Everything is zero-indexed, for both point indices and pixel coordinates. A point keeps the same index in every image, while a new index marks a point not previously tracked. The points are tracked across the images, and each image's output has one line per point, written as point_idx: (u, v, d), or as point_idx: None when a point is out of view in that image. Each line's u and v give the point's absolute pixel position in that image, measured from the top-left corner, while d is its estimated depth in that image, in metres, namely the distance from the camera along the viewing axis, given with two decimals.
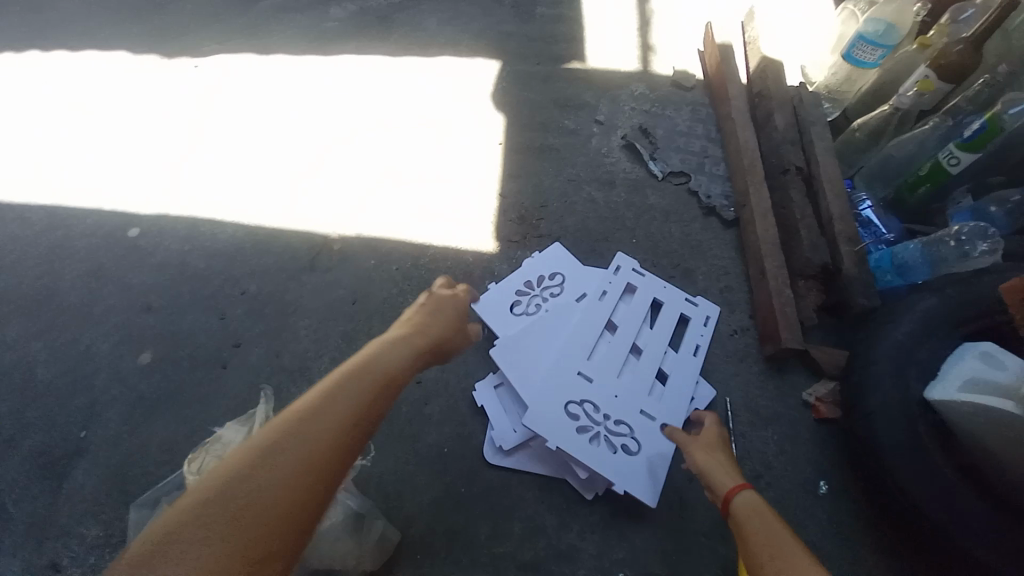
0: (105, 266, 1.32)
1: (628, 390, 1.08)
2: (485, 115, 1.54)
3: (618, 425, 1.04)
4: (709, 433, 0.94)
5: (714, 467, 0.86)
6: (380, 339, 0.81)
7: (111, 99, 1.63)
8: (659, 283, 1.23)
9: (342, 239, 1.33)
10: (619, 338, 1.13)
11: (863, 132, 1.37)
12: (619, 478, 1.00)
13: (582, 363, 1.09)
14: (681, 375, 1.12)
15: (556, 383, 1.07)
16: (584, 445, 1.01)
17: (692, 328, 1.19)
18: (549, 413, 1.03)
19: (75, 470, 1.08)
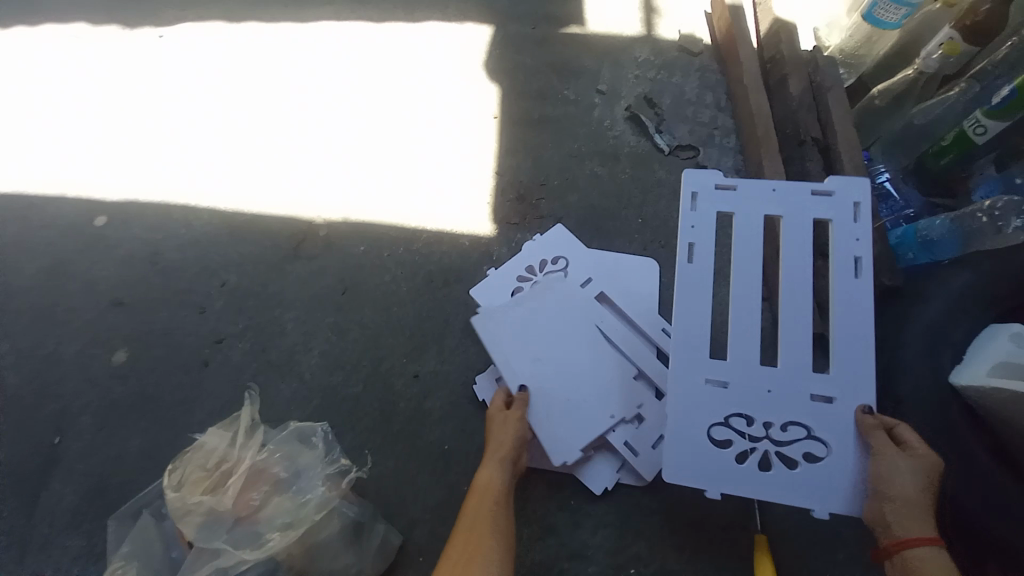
0: (72, 260, 1.22)
1: (782, 379, 0.84)
2: (478, 85, 1.43)
3: (784, 432, 0.83)
4: (922, 454, 0.77)
5: (904, 499, 0.74)
6: (485, 482, 0.85)
7: (68, 74, 1.49)
8: (765, 187, 0.88)
9: (328, 223, 1.24)
10: (740, 299, 0.86)
11: (883, 99, 1.28)
12: (817, 499, 0.80)
13: (709, 366, 0.85)
14: (845, 315, 0.84)
15: (683, 404, 0.85)
16: (754, 474, 0.82)
17: (839, 229, 0.87)
18: (694, 444, 0.83)
19: (51, 480, 1.02)
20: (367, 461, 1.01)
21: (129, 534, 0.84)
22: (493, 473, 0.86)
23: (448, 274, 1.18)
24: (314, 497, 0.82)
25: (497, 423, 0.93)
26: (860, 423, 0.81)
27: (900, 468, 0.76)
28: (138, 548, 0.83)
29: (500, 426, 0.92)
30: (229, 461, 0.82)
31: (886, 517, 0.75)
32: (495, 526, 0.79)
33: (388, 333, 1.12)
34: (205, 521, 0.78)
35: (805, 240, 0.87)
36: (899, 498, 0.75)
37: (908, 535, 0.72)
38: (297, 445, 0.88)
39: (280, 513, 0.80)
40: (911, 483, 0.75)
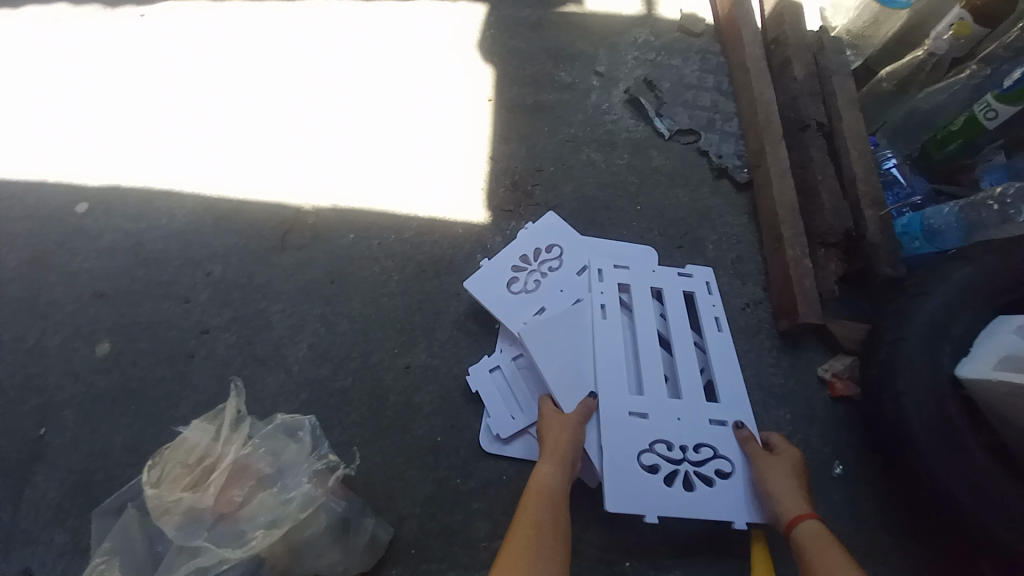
0: (53, 249, 1.18)
1: (688, 408, 0.94)
2: (473, 67, 1.38)
3: (700, 452, 0.91)
4: (785, 454, 0.88)
5: (776, 489, 0.84)
6: (545, 475, 0.83)
7: (48, 57, 1.44)
8: (644, 267, 1.08)
9: (316, 211, 1.20)
10: (646, 350, 0.98)
11: (891, 82, 1.23)
12: (733, 510, 0.88)
13: (628, 399, 0.94)
14: (721, 364, 0.98)
15: (611, 435, 0.90)
16: (680, 496, 0.88)
17: (702, 301, 1.05)
18: (626, 473, 0.88)
19: (34, 475, 1.00)
20: (356, 457, 0.98)
21: (112, 530, 0.83)
22: (549, 472, 0.84)
23: (439, 265, 1.15)
24: (297, 495, 0.80)
25: (561, 424, 0.89)
26: (737, 437, 0.92)
27: (771, 467, 0.86)
28: (119, 544, 0.81)
29: (564, 429, 0.89)
30: (211, 457, 0.81)
31: (773, 510, 0.83)
32: (556, 525, 0.78)
33: (378, 325, 1.09)
34: (183, 520, 0.76)
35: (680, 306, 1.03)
36: (775, 491, 0.84)
37: (790, 518, 0.80)
38: (283, 440, 0.86)
39: (262, 509, 0.78)
40: (780, 477, 0.85)
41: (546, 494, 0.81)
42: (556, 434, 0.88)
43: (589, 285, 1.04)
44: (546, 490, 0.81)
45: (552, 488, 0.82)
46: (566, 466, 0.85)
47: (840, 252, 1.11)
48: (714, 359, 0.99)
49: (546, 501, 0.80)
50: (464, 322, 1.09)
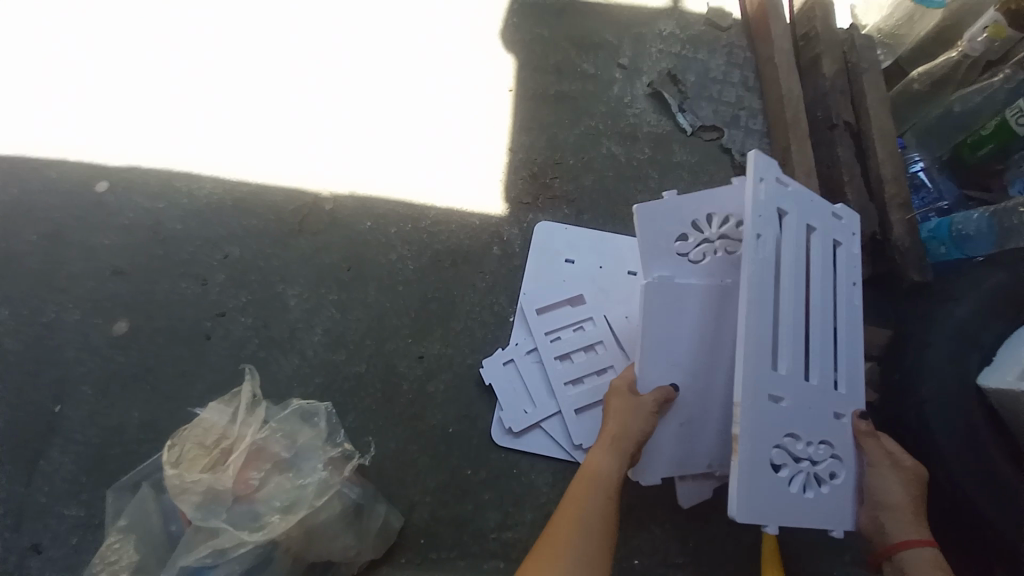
0: (72, 226, 1.19)
1: (818, 397, 0.82)
2: (494, 55, 1.36)
3: (819, 451, 0.81)
4: (911, 467, 0.84)
5: (896, 505, 0.82)
6: (606, 458, 0.80)
7: (68, 32, 1.43)
8: (808, 198, 0.85)
9: (334, 197, 1.20)
10: (795, 321, 0.80)
11: (923, 83, 1.20)
12: (835, 517, 0.82)
13: (771, 378, 0.75)
14: (847, 335, 0.87)
15: (752, 426, 0.73)
16: (798, 500, 0.78)
17: (846, 253, 0.89)
18: (763, 476, 0.74)
19: (51, 449, 1.01)
20: (369, 447, 0.99)
21: (129, 508, 0.84)
22: (605, 461, 0.80)
23: (456, 254, 1.14)
24: (313, 481, 0.80)
25: (637, 411, 0.82)
26: (855, 431, 0.85)
27: (892, 482, 0.83)
28: (135, 521, 0.82)
29: (636, 416, 0.82)
30: (229, 439, 0.81)
31: (883, 525, 0.82)
32: (609, 510, 0.77)
33: (393, 313, 1.09)
34: (203, 499, 0.76)
35: (826, 258, 0.86)
36: (892, 506, 0.82)
37: (903, 540, 0.81)
38: (299, 424, 0.86)
39: (279, 492, 0.79)
40: (902, 493, 0.82)
41: (602, 476, 0.79)
42: (629, 419, 0.82)
43: (751, 205, 0.76)
44: (602, 471, 0.79)
45: (610, 472, 0.79)
46: (631, 457, 0.81)
47: (861, 255, 1.10)
48: (843, 332, 0.86)
49: (601, 483, 0.78)
50: (479, 313, 1.09)
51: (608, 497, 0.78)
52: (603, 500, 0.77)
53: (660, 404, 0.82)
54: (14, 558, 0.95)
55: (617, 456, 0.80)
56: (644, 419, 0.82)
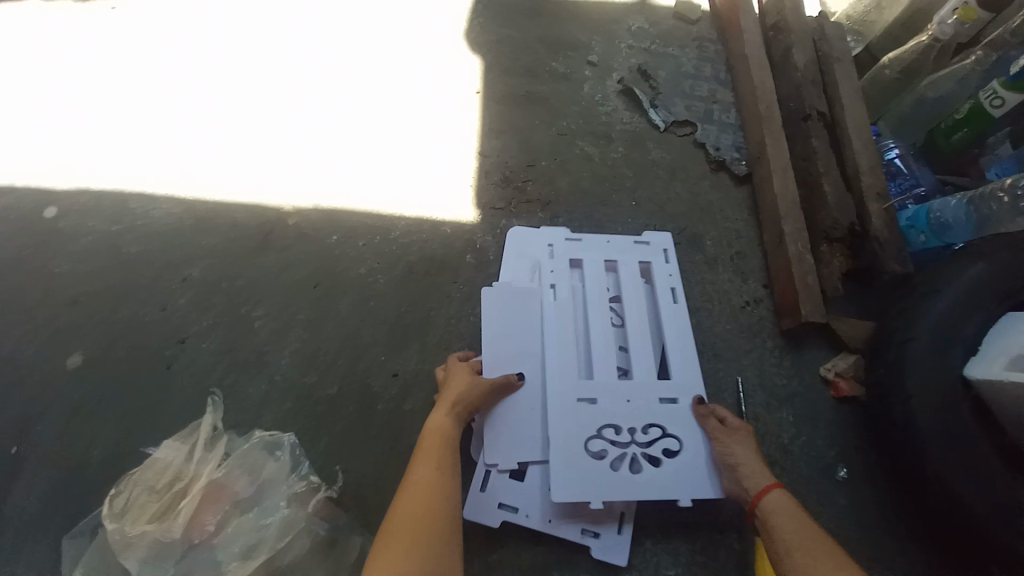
0: (23, 254, 1.13)
1: (638, 390, 0.94)
2: (462, 58, 1.32)
3: (648, 434, 0.91)
4: (740, 425, 0.89)
5: (740, 460, 0.84)
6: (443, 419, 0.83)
7: (16, 52, 1.37)
8: (602, 241, 1.09)
9: (299, 212, 1.15)
10: (598, 335, 0.98)
11: (894, 69, 1.19)
12: (681, 489, 0.87)
13: (578, 385, 0.94)
14: (675, 339, 0.99)
15: (556, 422, 0.91)
16: (627, 479, 0.87)
17: (659, 271, 1.06)
18: (575, 458, 0.88)
19: (5, 493, 0.95)
20: (337, 484, 0.92)
21: (89, 553, 0.85)
22: (442, 418, 0.83)
23: (429, 266, 1.10)
24: (275, 521, 0.83)
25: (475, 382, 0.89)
26: (695, 411, 0.92)
27: (733, 441, 0.87)
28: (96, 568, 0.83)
29: (470, 383, 0.88)
30: (184, 481, 0.84)
31: (739, 482, 0.83)
32: (444, 467, 0.78)
33: (365, 330, 1.05)
34: (150, 553, 0.79)
35: (631, 284, 1.03)
36: (739, 464, 0.84)
37: (756, 488, 0.81)
38: (261, 458, 0.90)
39: (240, 534, 0.82)
40: (744, 450, 0.85)
41: (434, 441, 0.81)
42: (463, 385, 0.88)
43: (540, 258, 1.06)
44: (437, 436, 0.81)
45: (447, 437, 0.82)
46: (464, 416, 0.86)
47: (840, 246, 1.08)
48: (668, 340, 0.99)
49: (437, 448, 0.80)
50: (455, 326, 1.05)
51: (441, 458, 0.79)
52: (435, 465, 0.78)
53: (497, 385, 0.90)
54: None
55: (452, 419, 0.84)
56: (482, 390, 0.88)
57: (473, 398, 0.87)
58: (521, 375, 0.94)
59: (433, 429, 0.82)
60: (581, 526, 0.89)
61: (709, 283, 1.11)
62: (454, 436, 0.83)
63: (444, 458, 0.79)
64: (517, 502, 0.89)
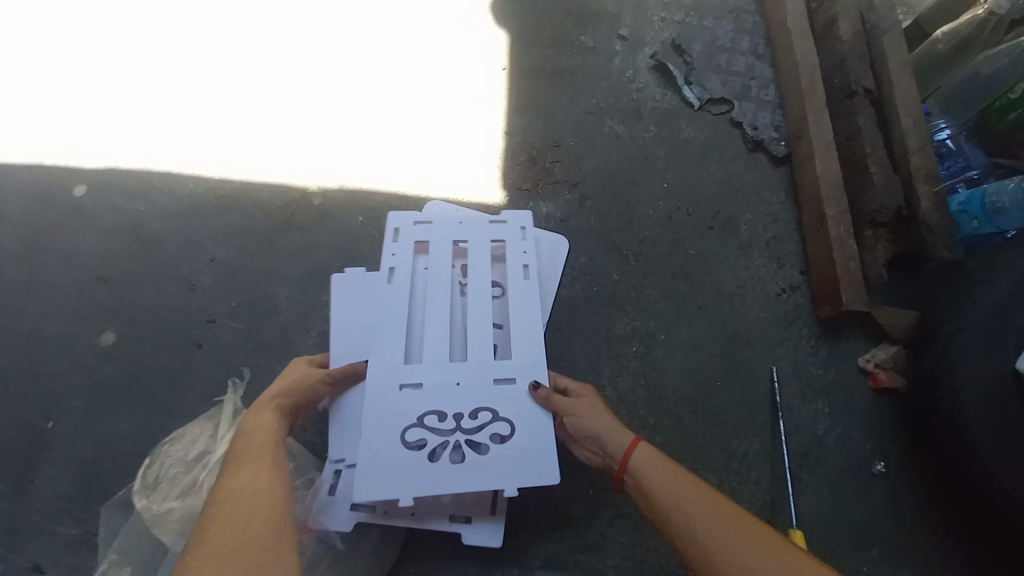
0: (52, 232, 1.13)
1: (468, 372, 0.83)
2: (486, 32, 1.27)
3: (476, 418, 0.81)
4: (580, 394, 0.84)
5: (598, 428, 0.79)
6: (266, 414, 0.78)
7: (35, 26, 1.35)
8: (453, 220, 0.94)
9: (323, 191, 1.13)
10: (436, 317, 0.87)
11: (948, 43, 1.11)
12: (511, 478, 0.77)
13: (401, 370, 0.83)
14: (521, 315, 0.86)
15: (374, 409, 0.80)
16: (447, 470, 0.77)
17: (515, 246, 0.92)
18: (384, 448, 0.78)
19: (43, 465, 0.98)
20: None
21: (122, 532, 0.86)
22: (272, 419, 0.78)
23: None
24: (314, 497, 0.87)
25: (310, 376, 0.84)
26: (538, 397, 0.81)
27: (587, 412, 0.80)
28: (129, 548, 0.84)
29: (299, 382, 0.83)
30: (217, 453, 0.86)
31: (607, 448, 0.78)
32: (266, 457, 0.72)
33: None
34: (182, 528, 0.80)
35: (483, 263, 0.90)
36: (598, 434, 0.79)
37: (623, 454, 0.76)
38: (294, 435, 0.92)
39: None
40: (601, 420, 0.80)
41: (254, 433, 0.75)
42: (290, 384, 0.83)
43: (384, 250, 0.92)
44: (254, 429, 0.76)
45: (267, 430, 0.76)
46: (287, 411, 0.80)
47: (882, 230, 1.03)
48: (516, 316, 0.86)
49: (257, 440, 0.74)
50: None
51: (263, 449, 0.73)
52: (255, 456, 0.72)
53: (338, 377, 0.85)
54: None
55: (280, 416, 0.79)
56: (314, 385, 0.83)
57: (304, 395, 0.82)
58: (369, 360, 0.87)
59: (257, 431, 0.76)
60: (450, 513, 0.84)
61: (742, 269, 1.07)
62: (280, 431, 0.77)
63: (276, 459, 0.73)
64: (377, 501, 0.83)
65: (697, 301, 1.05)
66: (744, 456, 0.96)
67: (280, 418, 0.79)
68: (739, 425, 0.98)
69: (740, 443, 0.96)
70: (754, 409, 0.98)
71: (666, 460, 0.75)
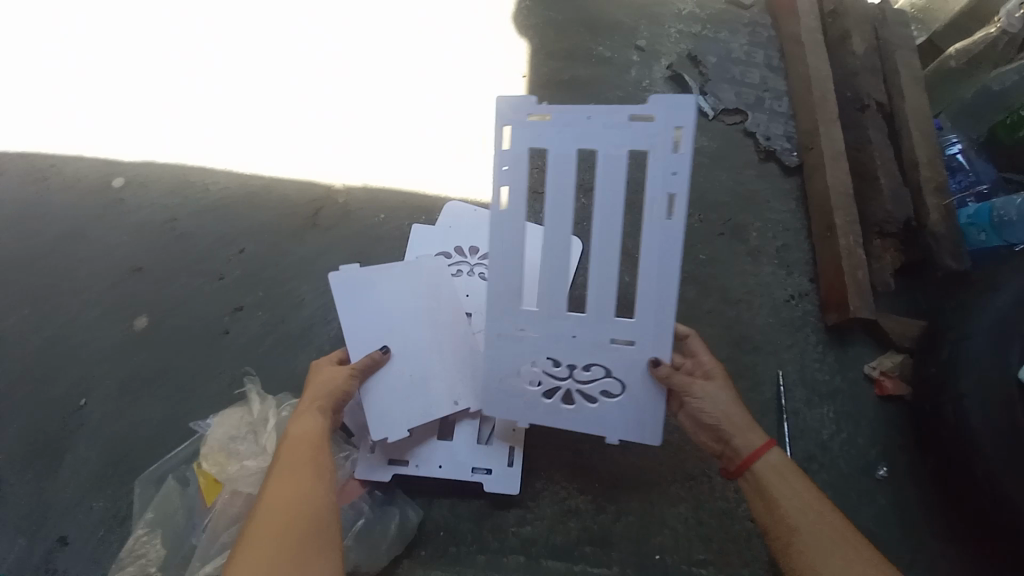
0: (93, 223, 1.20)
1: (586, 324, 0.82)
2: (507, 41, 1.32)
3: (588, 371, 0.83)
4: (714, 369, 0.86)
5: (728, 414, 0.82)
6: (309, 418, 0.81)
7: (82, 30, 1.43)
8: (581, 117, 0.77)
9: (347, 190, 1.18)
10: (546, 240, 0.79)
11: (959, 59, 1.14)
12: (611, 429, 0.84)
13: (516, 314, 0.83)
14: (650, 259, 0.78)
15: (489, 355, 0.85)
16: (562, 412, 0.85)
17: (658, 168, 0.75)
18: (504, 389, 0.86)
19: (77, 443, 1.03)
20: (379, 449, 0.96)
21: (156, 501, 0.92)
22: (312, 423, 0.81)
23: None
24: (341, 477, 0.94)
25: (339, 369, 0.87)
26: (652, 371, 0.81)
27: (714, 395, 0.83)
28: (162, 516, 0.91)
29: (334, 380, 0.86)
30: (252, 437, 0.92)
31: (731, 441, 0.81)
32: (312, 464, 0.76)
33: None
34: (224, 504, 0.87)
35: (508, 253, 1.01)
36: (722, 423, 0.82)
37: (750, 452, 0.79)
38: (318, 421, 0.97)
39: None
40: (729, 409, 0.81)
41: (300, 438, 0.79)
42: (327, 383, 0.86)
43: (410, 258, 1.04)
44: (299, 434, 0.79)
45: (312, 435, 0.79)
46: (329, 412, 0.83)
47: (889, 237, 1.05)
48: (648, 261, 0.78)
49: (302, 446, 0.78)
50: None
51: (309, 456, 0.77)
52: (301, 463, 0.76)
53: (367, 367, 0.88)
54: (40, 552, 0.97)
55: (320, 418, 0.82)
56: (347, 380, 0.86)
57: (340, 390, 0.85)
58: (386, 349, 0.90)
59: (302, 435, 0.79)
60: (471, 465, 0.94)
61: (751, 275, 1.10)
62: (323, 434, 0.80)
63: (320, 467, 0.76)
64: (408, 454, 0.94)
65: (706, 306, 1.08)
66: None
67: (321, 420, 0.82)
68: None
69: None
70: (761, 411, 1.00)
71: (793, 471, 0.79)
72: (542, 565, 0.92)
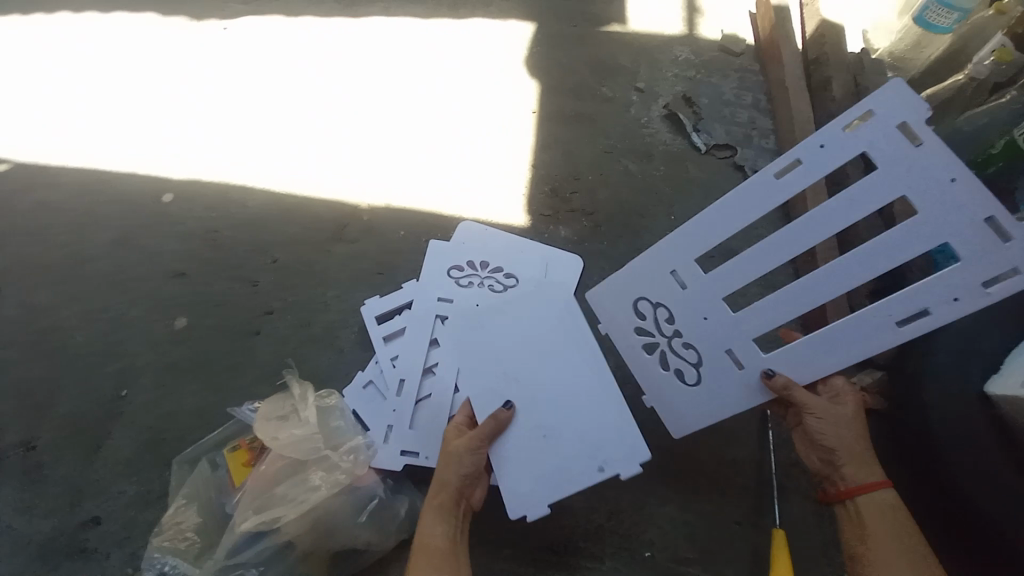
0: (141, 231, 1.33)
1: (720, 316, 0.90)
2: (520, 81, 1.47)
3: (686, 351, 0.94)
4: (846, 406, 0.85)
5: (842, 443, 0.83)
6: (432, 524, 0.84)
7: (141, 62, 1.61)
8: (941, 176, 0.72)
9: (371, 209, 1.31)
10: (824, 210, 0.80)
11: (931, 104, 1.25)
12: (658, 394, 0.98)
13: (686, 264, 0.93)
14: (854, 327, 0.80)
15: (633, 275, 0.98)
16: (642, 357, 0.99)
17: (949, 274, 0.73)
18: (621, 312, 1.01)
19: (116, 429, 1.13)
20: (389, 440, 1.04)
21: (189, 480, 1.02)
22: (439, 527, 0.83)
23: None
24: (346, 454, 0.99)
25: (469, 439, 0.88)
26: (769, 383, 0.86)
27: (834, 423, 0.84)
28: (196, 490, 1.01)
29: (457, 464, 0.87)
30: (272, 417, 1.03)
31: (838, 467, 0.83)
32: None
33: None
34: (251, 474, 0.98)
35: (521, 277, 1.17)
36: (840, 450, 0.83)
37: (855, 486, 0.82)
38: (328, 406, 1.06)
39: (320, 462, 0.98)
40: (843, 431, 0.83)
41: (427, 549, 0.81)
42: (451, 469, 0.87)
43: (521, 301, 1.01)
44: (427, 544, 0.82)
45: (437, 545, 0.82)
46: (453, 510, 0.85)
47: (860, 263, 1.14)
48: (863, 314, 0.79)
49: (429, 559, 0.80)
50: None
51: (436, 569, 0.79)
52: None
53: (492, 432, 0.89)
54: (73, 529, 1.05)
55: (444, 523, 0.84)
56: (471, 458, 0.87)
57: (466, 473, 0.86)
58: (510, 406, 0.91)
59: (432, 542, 0.82)
60: None
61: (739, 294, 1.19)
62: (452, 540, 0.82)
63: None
64: (417, 447, 1.02)
65: None
66: (734, 464, 1.04)
67: (445, 526, 0.83)
68: (732, 435, 1.07)
69: (732, 452, 1.05)
70: (746, 420, 1.07)
71: (895, 511, 0.80)
72: (536, 557, 0.98)
